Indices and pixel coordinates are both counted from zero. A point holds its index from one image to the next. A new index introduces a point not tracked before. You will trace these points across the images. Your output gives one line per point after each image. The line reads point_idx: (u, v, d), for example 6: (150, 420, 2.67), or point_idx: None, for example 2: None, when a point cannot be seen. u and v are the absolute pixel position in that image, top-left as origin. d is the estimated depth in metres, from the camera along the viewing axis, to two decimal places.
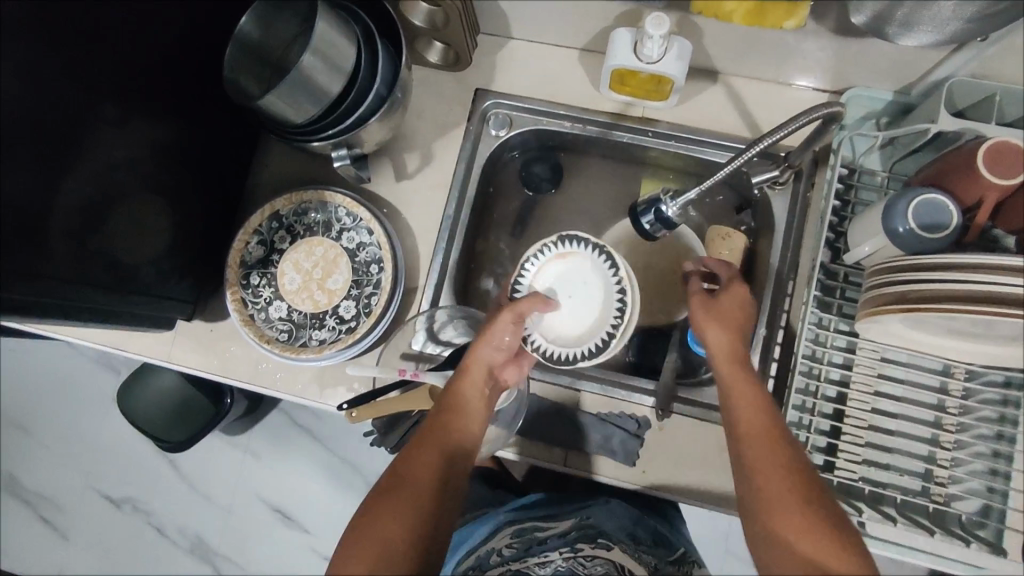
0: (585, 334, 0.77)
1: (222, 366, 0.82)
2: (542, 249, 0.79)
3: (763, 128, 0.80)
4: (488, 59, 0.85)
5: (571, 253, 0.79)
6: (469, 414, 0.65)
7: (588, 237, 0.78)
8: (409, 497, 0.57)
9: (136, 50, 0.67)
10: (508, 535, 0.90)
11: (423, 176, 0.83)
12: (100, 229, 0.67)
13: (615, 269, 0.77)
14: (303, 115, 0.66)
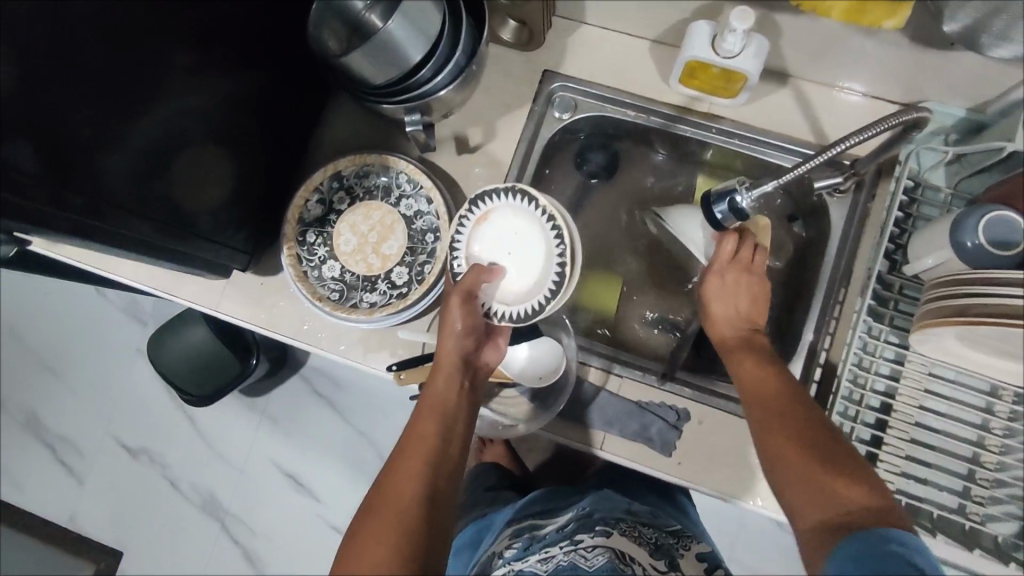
0: (536, 281, 0.71)
1: (269, 320, 0.83)
2: (462, 223, 0.73)
3: (829, 134, 0.80)
4: (559, 43, 0.85)
5: (491, 212, 0.73)
6: (451, 379, 0.66)
7: (498, 186, 0.71)
8: (402, 462, 0.59)
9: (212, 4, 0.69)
10: (508, 538, 0.87)
11: (484, 151, 0.84)
12: (162, 174, 0.68)
13: (536, 203, 0.70)
14: (382, 76, 0.67)
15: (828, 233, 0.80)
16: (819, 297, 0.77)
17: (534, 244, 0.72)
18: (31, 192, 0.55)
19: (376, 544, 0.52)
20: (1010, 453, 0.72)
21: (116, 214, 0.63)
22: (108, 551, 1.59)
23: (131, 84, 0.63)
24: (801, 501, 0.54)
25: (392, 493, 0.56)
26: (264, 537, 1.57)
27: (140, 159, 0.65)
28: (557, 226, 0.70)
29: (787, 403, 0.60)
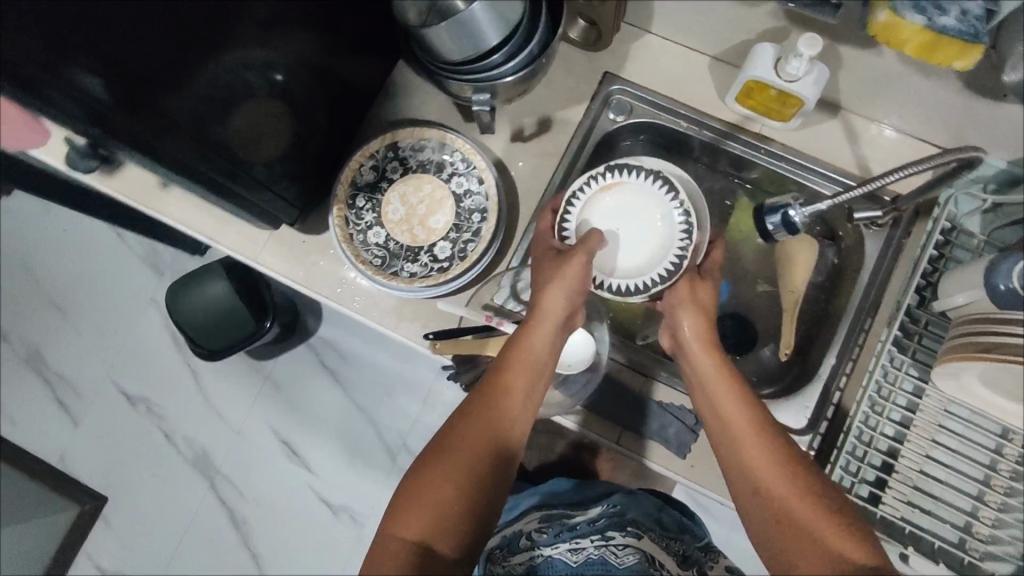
0: (649, 263, 0.80)
1: (308, 278, 0.84)
2: (592, 180, 0.79)
3: (871, 169, 0.83)
4: (623, 48, 0.88)
5: (617, 183, 0.80)
6: (546, 341, 0.70)
7: (636, 165, 0.78)
8: (484, 411, 0.65)
9: None
10: (537, 522, 0.93)
11: (537, 142, 0.86)
12: (224, 120, 0.69)
13: (672, 191, 0.78)
14: (458, 55, 0.70)
15: (860, 263, 0.82)
16: (845, 323, 0.80)
17: (655, 227, 0.80)
18: (101, 103, 0.56)
19: (444, 488, 0.60)
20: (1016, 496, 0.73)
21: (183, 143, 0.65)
22: (94, 495, 1.59)
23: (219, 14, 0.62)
24: (799, 542, 0.57)
25: (468, 442, 0.63)
26: (252, 501, 1.58)
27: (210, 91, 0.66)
28: (687, 216, 0.78)
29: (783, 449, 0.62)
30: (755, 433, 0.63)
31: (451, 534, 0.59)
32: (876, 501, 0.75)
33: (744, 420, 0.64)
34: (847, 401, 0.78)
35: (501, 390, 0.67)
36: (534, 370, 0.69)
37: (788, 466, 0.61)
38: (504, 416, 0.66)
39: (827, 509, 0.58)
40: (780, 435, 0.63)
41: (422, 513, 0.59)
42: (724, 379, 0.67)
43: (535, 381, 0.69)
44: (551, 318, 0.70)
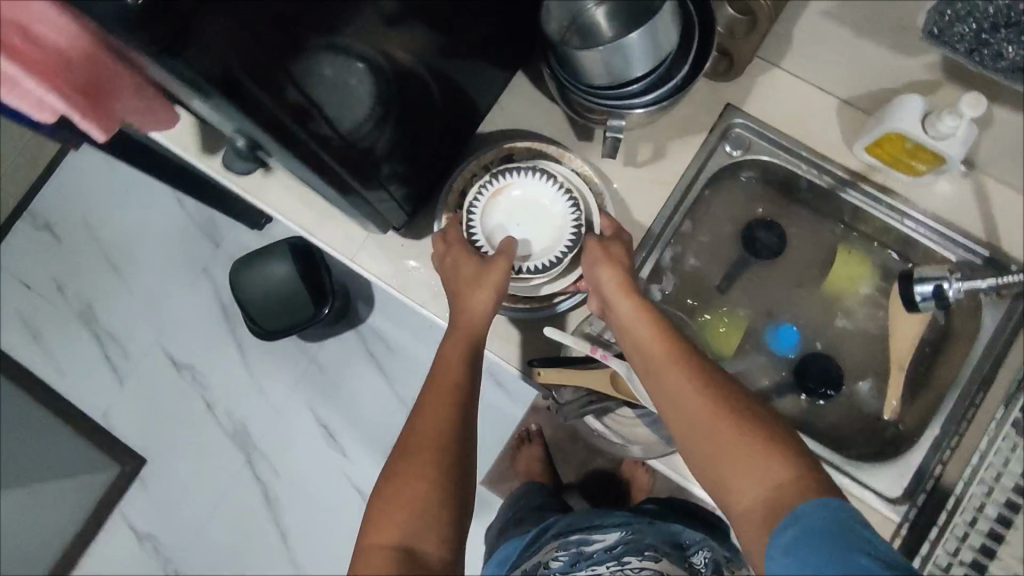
0: (549, 246, 0.76)
1: (402, 283, 0.83)
2: (480, 192, 0.76)
3: (999, 235, 0.79)
4: (749, 80, 0.84)
5: (504, 187, 0.77)
6: (483, 320, 0.69)
7: (519, 163, 0.76)
8: (430, 406, 0.64)
9: None
10: (554, 547, 0.89)
11: (650, 168, 0.83)
12: (352, 112, 0.62)
13: (554, 178, 0.76)
14: (599, 78, 0.68)
15: (975, 332, 0.79)
16: (953, 392, 0.77)
17: (552, 215, 0.77)
18: (235, 85, 0.50)
19: (416, 489, 0.60)
20: None
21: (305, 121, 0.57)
22: (133, 456, 1.60)
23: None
24: (743, 491, 0.56)
25: (423, 444, 0.62)
26: (286, 480, 1.58)
27: (343, 68, 0.58)
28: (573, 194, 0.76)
29: (701, 391, 0.60)
30: (679, 386, 0.61)
31: (432, 532, 0.59)
32: None
33: (671, 372, 0.62)
34: (949, 475, 0.75)
35: (443, 383, 0.66)
36: (467, 358, 0.67)
37: (710, 408, 0.59)
38: (450, 404, 0.64)
39: (753, 439, 0.57)
40: (703, 377, 0.61)
41: (394, 519, 0.59)
42: (647, 328, 0.65)
43: (467, 361, 0.67)
44: (479, 314, 0.69)
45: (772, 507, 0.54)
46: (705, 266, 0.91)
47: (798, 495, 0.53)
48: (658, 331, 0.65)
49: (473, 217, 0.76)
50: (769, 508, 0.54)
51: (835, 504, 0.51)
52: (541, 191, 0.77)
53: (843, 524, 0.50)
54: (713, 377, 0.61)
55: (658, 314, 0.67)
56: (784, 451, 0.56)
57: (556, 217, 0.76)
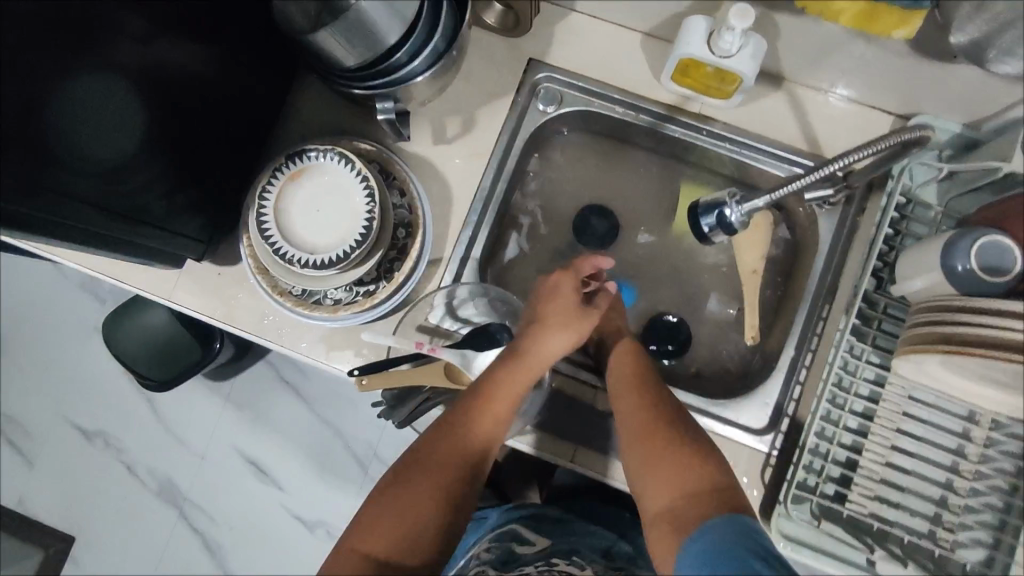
0: (333, 240, 0.67)
1: (227, 313, 0.78)
2: (274, 175, 0.69)
3: (821, 142, 0.77)
4: (547, 30, 0.80)
5: (304, 171, 0.69)
6: (533, 373, 0.67)
7: (320, 145, 0.68)
8: (453, 435, 0.62)
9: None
10: (488, 541, 0.83)
11: (462, 143, 0.79)
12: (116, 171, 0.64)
13: (354, 164, 0.68)
14: (354, 60, 0.62)
15: (815, 245, 0.77)
16: (801, 309, 0.76)
17: (347, 199, 0.68)
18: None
19: (417, 510, 0.58)
20: (982, 480, 0.70)
21: (47, 196, 0.58)
22: (60, 537, 1.53)
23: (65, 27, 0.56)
24: (654, 496, 0.59)
25: (442, 463, 0.61)
26: (224, 525, 1.53)
27: (82, 118, 0.59)
28: (370, 184, 0.67)
29: (657, 417, 0.63)
30: (643, 415, 0.64)
31: (422, 549, 0.57)
32: (843, 498, 0.72)
33: (634, 405, 0.65)
34: (808, 396, 0.74)
35: (475, 412, 0.63)
36: (517, 393, 0.65)
37: (656, 427, 0.62)
38: (484, 436, 0.63)
39: (667, 454, 0.59)
40: (658, 406, 0.64)
41: (384, 532, 0.57)
42: (626, 363, 0.70)
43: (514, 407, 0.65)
44: (540, 359, 0.67)
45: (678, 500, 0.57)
46: (551, 231, 0.87)
47: (715, 508, 0.54)
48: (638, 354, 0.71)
49: (266, 202, 0.68)
50: (676, 515, 0.56)
51: (740, 516, 0.52)
52: (331, 174, 0.68)
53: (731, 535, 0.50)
54: (672, 404, 0.64)
55: (641, 353, 0.71)
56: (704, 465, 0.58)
57: (349, 204, 0.68)
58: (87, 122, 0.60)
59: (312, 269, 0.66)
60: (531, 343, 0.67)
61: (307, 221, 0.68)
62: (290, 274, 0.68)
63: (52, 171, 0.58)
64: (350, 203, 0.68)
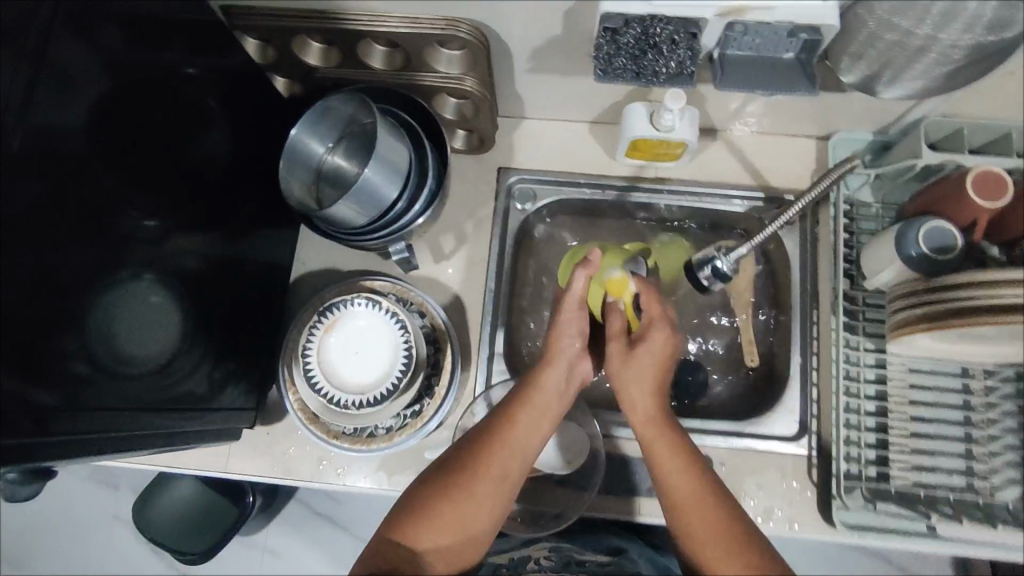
0: (377, 378, 0.73)
1: (285, 469, 0.81)
2: (311, 330, 0.74)
3: (765, 174, 0.88)
4: (507, 139, 0.90)
5: (336, 322, 0.75)
6: (561, 374, 0.70)
7: (344, 296, 0.74)
8: (487, 450, 0.65)
9: (150, 165, 0.66)
10: (546, 550, 0.80)
11: (460, 255, 0.87)
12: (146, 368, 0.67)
13: (379, 304, 0.74)
14: (364, 217, 0.70)
15: (787, 261, 0.87)
16: (795, 321, 0.85)
17: (380, 336, 0.74)
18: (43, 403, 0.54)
19: (445, 508, 0.62)
20: (994, 426, 0.78)
21: (89, 413, 0.59)
22: None
23: (94, 260, 0.60)
24: None
25: (468, 482, 0.63)
26: None
27: (117, 331, 0.63)
28: (400, 317, 0.73)
29: (718, 513, 0.62)
30: (703, 509, 0.62)
31: (446, 541, 0.62)
32: (885, 477, 0.78)
33: (688, 495, 0.63)
34: (826, 394, 0.81)
35: (501, 433, 0.66)
36: (548, 401, 0.69)
37: (698, 493, 0.63)
38: (517, 455, 0.66)
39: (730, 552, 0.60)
40: (712, 492, 0.63)
41: (409, 527, 0.61)
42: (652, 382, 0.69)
43: (541, 418, 0.68)
44: (561, 361, 0.71)
45: None
46: None
47: None
48: (669, 425, 0.67)
49: (309, 358, 0.73)
50: None
51: None
52: (362, 317, 0.74)
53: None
54: (743, 517, 0.62)
55: (662, 403, 0.69)
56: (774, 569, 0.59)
57: (384, 339, 0.74)
58: (99, 324, 0.61)
59: (367, 408, 0.71)
60: (551, 353, 0.71)
61: (350, 366, 0.73)
62: (345, 418, 0.72)
63: (104, 389, 0.61)
64: (384, 340, 0.74)
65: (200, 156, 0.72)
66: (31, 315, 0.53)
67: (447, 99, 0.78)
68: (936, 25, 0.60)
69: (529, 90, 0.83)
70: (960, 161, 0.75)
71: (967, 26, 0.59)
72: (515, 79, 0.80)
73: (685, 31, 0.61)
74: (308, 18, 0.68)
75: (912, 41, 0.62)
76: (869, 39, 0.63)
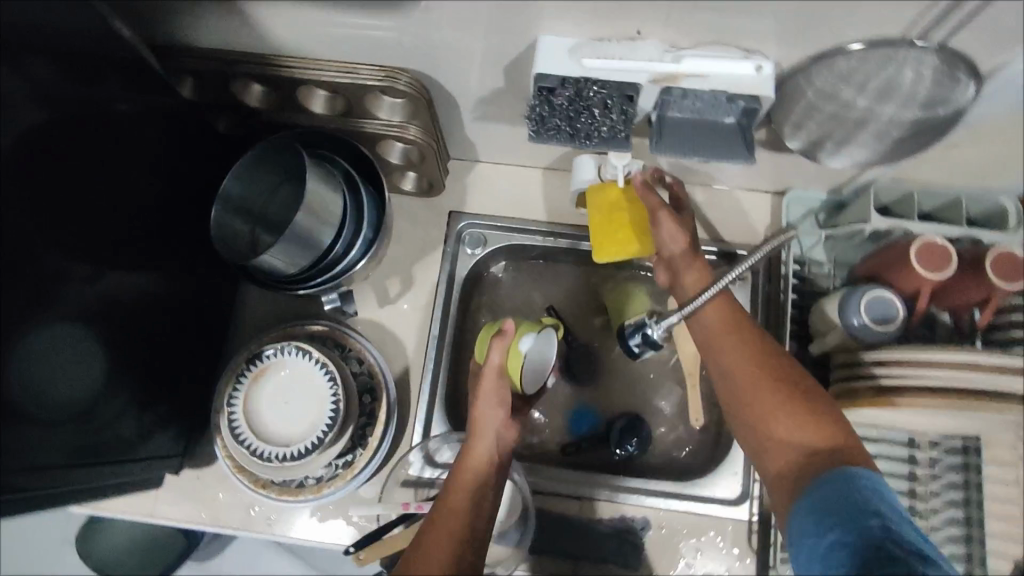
0: (305, 430, 0.71)
1: (212, 515, 0.79)
2: (239, 379, 0.73)
3: (718, 228, 0.87)
4: (460, 183, 0.89)
5: (265, 370, 0.74)
6: (485, 449, 0.67)
7: (274, 344, 0.73)
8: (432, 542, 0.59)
9: (86, 208, 0.65)
10: None
11: (405, 300, 0.85)
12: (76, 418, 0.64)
13: (310, 353, 0.72)
14: (296, 265, 0.68)
15: None
16: None
17: (310, 386, 0.72)
18: None
19: None
20: (938, 498, 0.77)
21: (13, 470, 0.57)
22: None
23: (24, 307, 0.57)
24: (769, 454, 0.57)
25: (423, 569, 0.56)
26: None
27: (47, 379, 0.60)
28: (329, 368, 0.72)
29: (774, 375, 0.60)
30: (758, 379, 0.60)
31: None
32: None
33: (768, 394, 0.59)
34: None
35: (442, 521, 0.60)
36: (477, 477, 0.65)
37: (752, 358, 0.61)
38: (461, 531, 0.60)
39: (778, 408, 0.58)
40: (767, 360, 0.61)
41: None
42: (707, 300, 0.67)
43: (476, 489, 0.63)
44: (484, 431, 0.67)
45: (793, 445, 0.56)
46: None
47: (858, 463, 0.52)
48: (740, 331, 0.64)
49: (235, 407, 0.72)
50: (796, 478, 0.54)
51: (862, 476, 0.50)
52: (291, 366, 0.73)
53: (865, 493, 0.48)
54: (801, 378, 0.60)
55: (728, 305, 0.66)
56: (817, 406, 0.57)
57: (315, 390, 0.72)
58: (32, 375, 0.58)
59: (291, 461, 0.69)
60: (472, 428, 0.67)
61: (279, 416, 0.72)
62: (270, 470, 0.70)
63: (31, 441, 0.59)
64: (314, 391, 0.72)
65: (135, 197, 0.71)
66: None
67: (393, 145, 0.77)
68: (875, 100, 0.59)
69: (479, 138, 0.82)
70: (907, 228, 0.74)
71: (905, 102, 0.59)
72: (464, 126, 0.79)
73: (620, 94, 0.60)
74: (244, 63, 0.67)
75: (852, 114, 0.61)
76: (809, 109, 0.62)
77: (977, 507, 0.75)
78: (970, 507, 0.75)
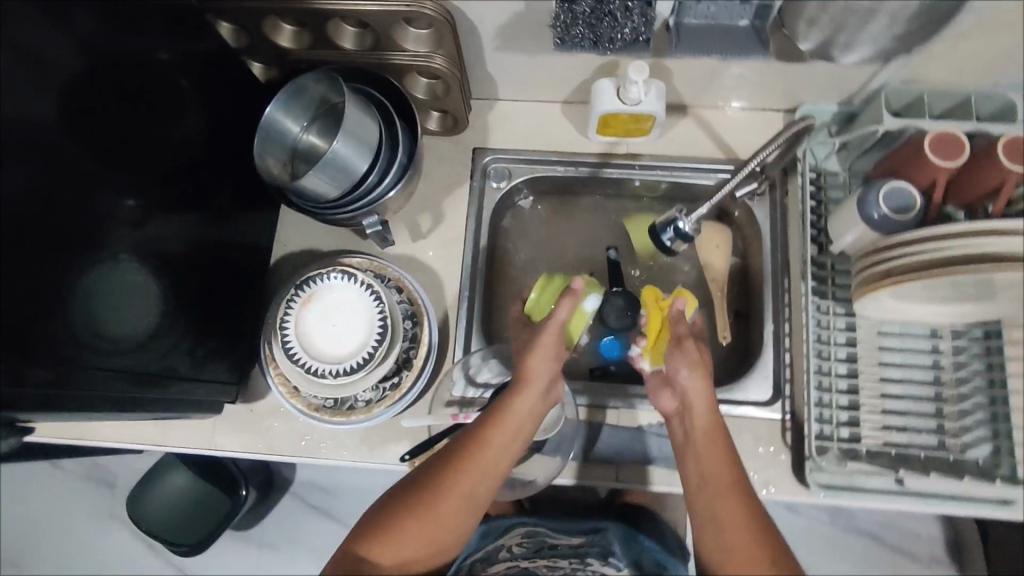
0: (352, 348, 0.75)
1: (268, 445, 0.83)
2: (289, 303, 0.77)
3: (734, 148, 0.90)
4: (481, 121, 0.92)
5: (312, 296, 0.77)
6: (534, 401, 0.70)
7: (319, 270, 0.77)
8: (454, 474, 0.65)
9: (136, 142, 0.69)
10: (521, 535, 0.89)
11: (436, 234, 0.89)
12: (134, 337, 0.68)
13: (355, 276, 0.77)
14: (336, 189, 0.72)
15: (758, 230, 0.89)
16: (768, 289, 0.87)
17: (357, 306, 0.77)
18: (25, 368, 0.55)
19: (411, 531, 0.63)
20: (963, 383, 0.80)
21: (85, 375, 0.62)
22: None
23: (72, 234, 0.61)
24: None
25: (440, 489, 0.64)
26: None
27: (100, 300, 0.65)
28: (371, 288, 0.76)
29: (753, 528, 0.62)
30: (744, 527, 0.62)
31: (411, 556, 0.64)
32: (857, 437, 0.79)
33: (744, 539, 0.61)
34: (797, 358, 0.83)
35: (465, 456, 0.66)
36: (519, 423, 0.69)
37: (742, 511, 0.63)
38: (484, 477, 0.66)
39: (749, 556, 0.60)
40: (757, 511, 0.63)
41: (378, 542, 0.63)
42: (705, 446, 0.67)
43: (514, 433, 0.68)
44: (535, 382, 0.71)
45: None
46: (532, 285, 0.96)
47: None
48: (736, 486, 0.65)
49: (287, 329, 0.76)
50: None
51: None
52: (338, 289, 0.77)
53: None
54: (778, 538, 0.62)
55: (737, 466, 0.66)
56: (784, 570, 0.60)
57: (359, 311, 0.76)
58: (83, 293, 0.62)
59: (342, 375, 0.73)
60: (524, 373, 0.71)
61: (327, 335, 0.76)
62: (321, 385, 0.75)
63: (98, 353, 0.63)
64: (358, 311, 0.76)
65: (179, 136, 0.74)
66: (16, 289, 0.55)
67: (418, 80, 0.81)
68: None
69: (499, 71, 0.85)
70: (919, 126, 0.77)
71: None
72: (485, 59, 0.82)
73: None
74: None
75: None
76: None
77: (1002, 386, 0.78)
78: (995, 387, 0.78)
